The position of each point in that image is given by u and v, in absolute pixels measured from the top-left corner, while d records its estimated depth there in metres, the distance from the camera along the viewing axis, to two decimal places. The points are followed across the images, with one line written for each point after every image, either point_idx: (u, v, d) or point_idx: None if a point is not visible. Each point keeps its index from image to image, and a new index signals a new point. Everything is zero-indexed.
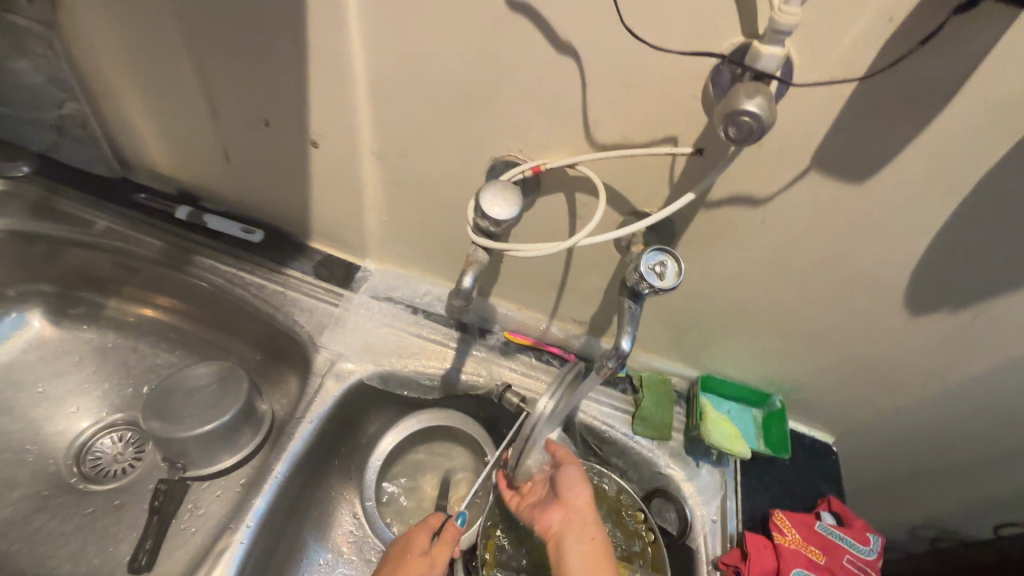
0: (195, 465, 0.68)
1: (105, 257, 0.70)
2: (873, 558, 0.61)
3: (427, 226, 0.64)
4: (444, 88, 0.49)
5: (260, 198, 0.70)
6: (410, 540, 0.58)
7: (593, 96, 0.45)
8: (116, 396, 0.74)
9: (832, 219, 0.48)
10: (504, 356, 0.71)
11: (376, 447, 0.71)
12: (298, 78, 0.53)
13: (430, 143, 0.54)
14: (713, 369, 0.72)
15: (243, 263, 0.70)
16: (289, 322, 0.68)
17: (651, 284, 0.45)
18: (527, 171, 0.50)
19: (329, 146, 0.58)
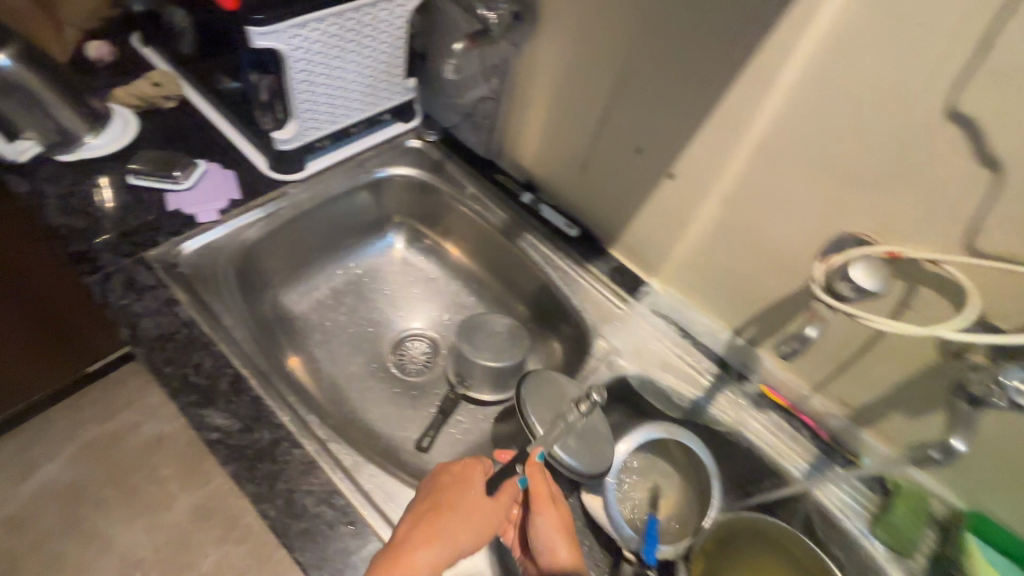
0: (474, 389, 0.84)
1: (462, 213, 0.92)
2: None
3: (735, 269, 0.72)
4: (834, 162, 0.56)
5: (591, 203, 0.84)
6: (469, 479, 0.58)
7: (999, 208, 0.48)
8: (430, 316, 0.95)
9: None
10: (754, 407, 0.75)
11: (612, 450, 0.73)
12: (694, 123, 0.64)
13: (787, 203, 0.62)
14: (990, 513, 0.65)
15: (558, 249, 0.86)
16: (580, 307, 0.82)
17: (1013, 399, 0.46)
18: (881, 254, 0.55)
19: (685, 180, 0.70)
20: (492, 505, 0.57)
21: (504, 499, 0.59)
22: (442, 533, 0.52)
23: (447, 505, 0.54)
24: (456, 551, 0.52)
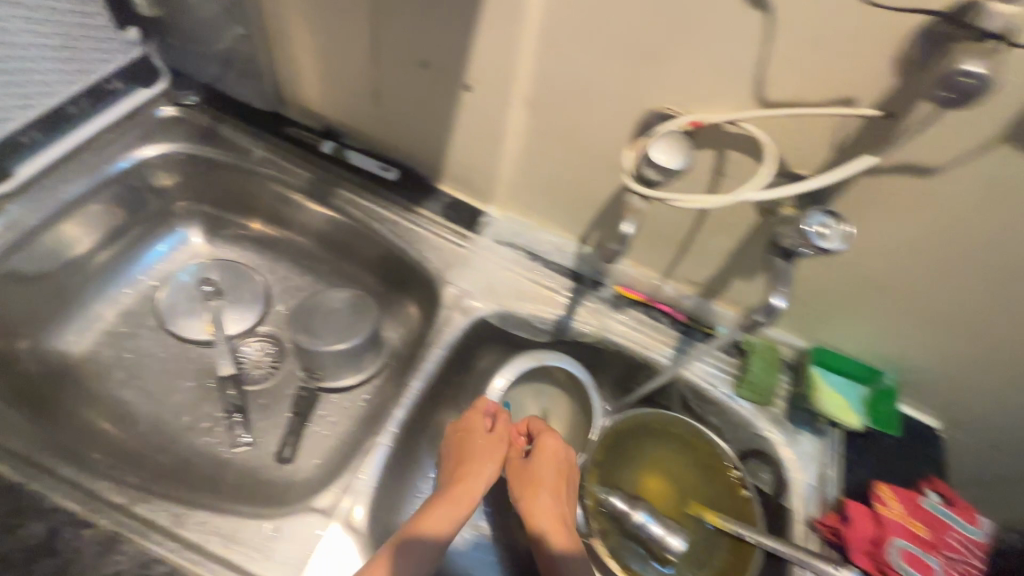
0: (330, 377, 0.76)
1: (256, 184, 0.77)
2: (981, 539, 0.60)
3: (561, 176, 0.67)
4: (620, 38, 0.50)
5: (401, 139, 0.74)
6: (468, 433, 0.64)
7: (774, 53, 0.45)
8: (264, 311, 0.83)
9: (1008, 200, 0.47)
10: (615, 310, 0.74)
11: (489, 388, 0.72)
12: (467, 19, 0.55)
13: (589, 93, 0.56)
14: (826, 343, 0.71)
15: (380, 199, 0.76)
16: (420, 258, 0.74)
17: (816, 245, 0.45)
18: (686, 125, 0.51)
19: (482, 89, 0.61)
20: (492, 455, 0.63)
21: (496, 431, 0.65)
22: (433, 516, 0.57)
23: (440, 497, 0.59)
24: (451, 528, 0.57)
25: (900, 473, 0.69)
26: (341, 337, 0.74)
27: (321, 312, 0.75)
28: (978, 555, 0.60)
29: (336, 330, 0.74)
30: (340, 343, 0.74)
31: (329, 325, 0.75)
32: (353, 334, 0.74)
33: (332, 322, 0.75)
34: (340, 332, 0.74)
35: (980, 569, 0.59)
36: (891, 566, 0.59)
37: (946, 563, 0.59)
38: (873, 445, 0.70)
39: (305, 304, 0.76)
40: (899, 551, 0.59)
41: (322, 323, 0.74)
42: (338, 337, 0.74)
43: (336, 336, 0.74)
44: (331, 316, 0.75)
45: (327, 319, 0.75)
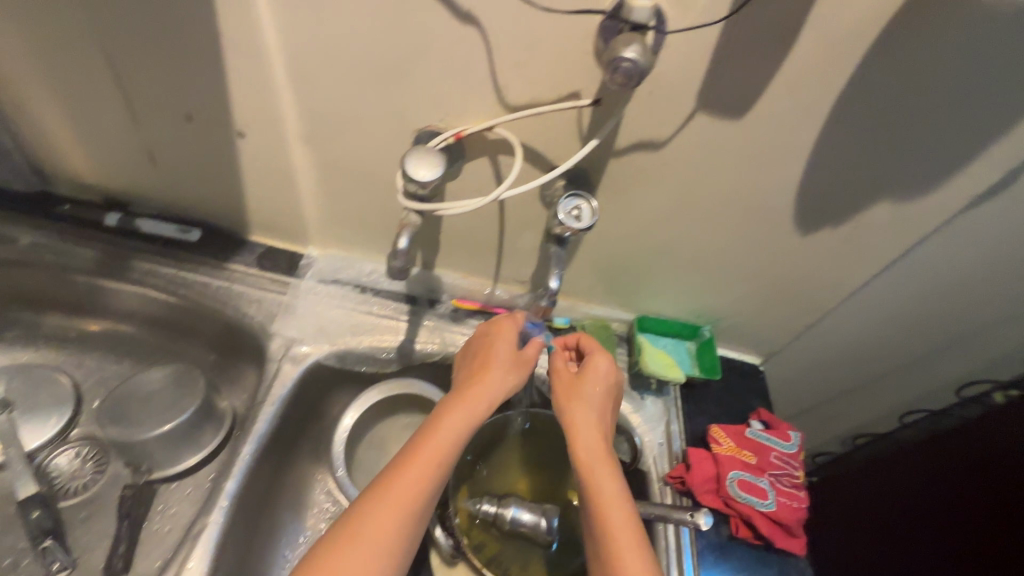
0: (161, 466, 0.68)
1: (61, 277, 0.70)
2: (795, 451, 0.69)
3: (364, 205, 0.67)
4: (363, 65, 0.52)
5: (194, 197, 0.70)
6: (485, 361, 0.58)
7: (499, 61, 0.49)
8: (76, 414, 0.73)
9: (724, 157, 0.55)
10: (455, 322, 0.75)
11: (338, 427, 0.71)
12: (213, 67, 0.54)
13: (357, 121, 0.57)
14: (647, 310, 0.78)
15: (183, 263, 0.71)
16: (239, 315, 0.70)
17: (571, 228, 0.50)
18: (450, 139, 0.54)
19: (256, 133, 0.60)
20: (483, 401, 0.55)
21: (500, 333, 0.61)
22: (422, 452, 0.50)
23: (435, 429, 0.52)
24: (433, 479, 0.50)
25: (732, 410, 0.76)
26: (164, 418, 0.67)
27: (137, 399, 0.68)
28: (797, 465, 0.68)
29: (156, 413, 0.67)
30: (164, 425, 0.67)
31: (148, 410, 0.67)
32: (177, 412, 0.67)
33: (151, 407, 0.68)
34: (161, 414, 0.67)
35: (801, 477, 0.67)
36: (731, 497, 0.65)
37: (774, 481, 0.66)
38: (706, 391, 0.77)
39: (117, 394, 0.68)
40: (735, 481, 0.65)
41: (139, 410, 0.67)
42: (160, 419, 0.67)
43: (158, 418, 0.67)
44: (150, 400, 0.68)
45: (144, 405, 0.68)
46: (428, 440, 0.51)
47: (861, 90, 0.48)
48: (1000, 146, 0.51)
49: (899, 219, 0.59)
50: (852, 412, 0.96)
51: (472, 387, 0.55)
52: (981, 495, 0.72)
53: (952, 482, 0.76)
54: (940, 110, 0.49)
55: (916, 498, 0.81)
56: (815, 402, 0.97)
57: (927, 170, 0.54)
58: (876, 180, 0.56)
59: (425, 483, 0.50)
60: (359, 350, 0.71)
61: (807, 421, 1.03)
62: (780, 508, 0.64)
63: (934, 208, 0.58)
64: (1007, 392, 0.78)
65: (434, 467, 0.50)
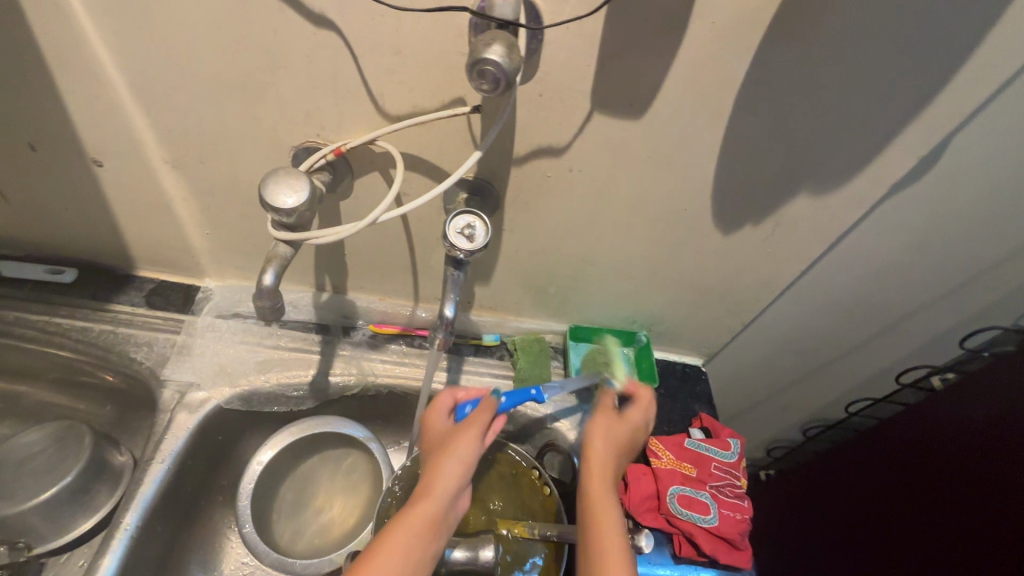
0: (43, 539, 0.61)
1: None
2: (736, 459, 0.65)
3: (254, 231, 0.61)
4: (218, 80, 0.46)
5: (62, 234, 0.63)
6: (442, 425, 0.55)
7: (369, 69, 0.44)
8: None
9: (630, 159, 0.51)
10: (373, 350, 0.69)
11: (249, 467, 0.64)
12: (45, 90, 0.47)
13: (225, 143, 0.51)
14: (580, 319, 0.74)
15: (56, 309, 0.64)
16: (125, 362, 0.63)
17: (462, 249, 0.45)
18: (330, 155, 0.49)
19: (114, 162, 0.53)
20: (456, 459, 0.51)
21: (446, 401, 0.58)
22: (404, 517, 0.47)
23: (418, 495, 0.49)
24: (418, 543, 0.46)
25: (674, 418, 0.73)
26: (42, 486, 0.60)
27: (9, 467, 0.61)
28: (739, 474, 0.65)
29: (32, 481, 0.60)
30: (42, 494, 0.59)
31: (21, 479, 0.60)
32: (58, 477, 0.60)
33: (25, 475, 0.60)
34: (36, 483, 0.60)
35: (743, 485, 0.64)
36: (673, 515, 0.61)
37: (716, 493, 0.63)
38: None
39: None
40: (676, 497, 0.62)
41: (11, 480, 0.60)
42: (36, 488, 0.60)
43: (34, 486, 0.60)
44: (25, 467, 0.60)
45: (17, 473, 0.60)
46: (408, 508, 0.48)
47: (761, 81, 0.45)
48: (911, 133, 0.49)
49: (819, 212, 0.57)
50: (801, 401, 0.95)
51: (438, 450, 0.53)
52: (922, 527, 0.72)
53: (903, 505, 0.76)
54: (845, 98, 0.46)
55: (892, 491, 0.79)
56: (763, 394, 0.96)
57: (840, 159, 0.52)
58: (791, 173, 0.53)
59: (412, 551, 0.45)
60: (265, 390, 0.65)
61: (758, 412, 1.01)
62: (723, 522, 0.61)
63: (852, 199, 0.55)
64: (944, 375, 0.78)
65: (415, 536, 0.46)
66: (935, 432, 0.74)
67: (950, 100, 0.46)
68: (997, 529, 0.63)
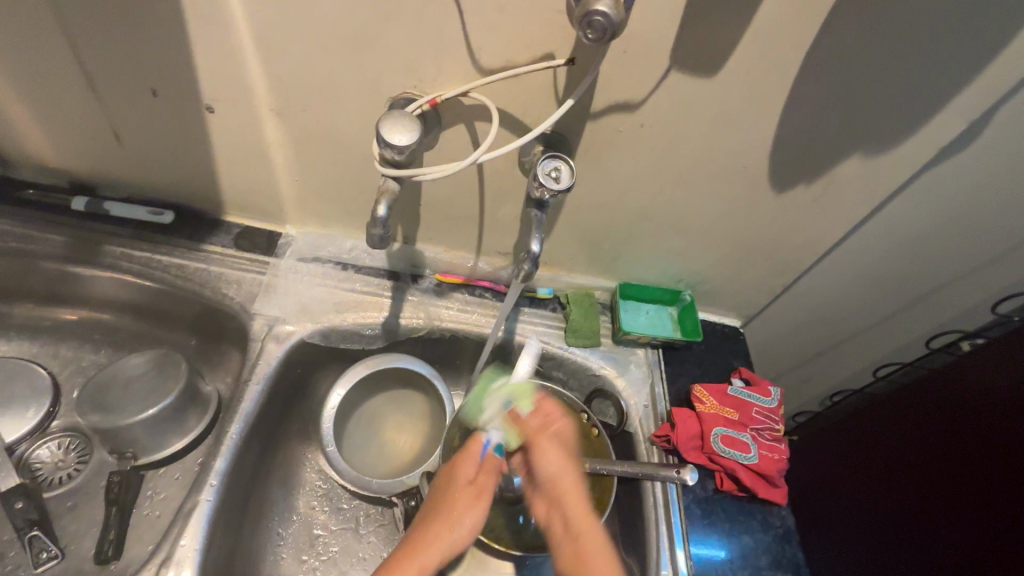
0: (147, 451, 0.68)
1: (29, 266, 0.69)
2: (776, 406, 0.70)
3: (340, 179, 0.66)
4: (333, 32, 0.51)
5: (164, 178, 0.69)
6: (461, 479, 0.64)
7: (471, 24, 0.49)
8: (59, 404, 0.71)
9: (699, 116, 0.56)
10: (439, 297, 0.75)
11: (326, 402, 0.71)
12: (177, 39, 0.53)
13: (329, 93, 0.57)
14: (628, 277, 0.79)
15: (158, 246, 0.70)
16: (219, 296, 0.69)
17: (550, 189, 0.50)
18: (425, 105, 0.54)
19: (226, 108, 0.59)
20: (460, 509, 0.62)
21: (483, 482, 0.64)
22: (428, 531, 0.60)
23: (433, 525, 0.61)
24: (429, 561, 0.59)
25: (714, 371, 0.78)
26: (148, 404, 0.66)
27: (117, 386, 0.67)
28: (777, 419, 0.70)
29: (139, 399, 0.67)
30: (148, 410, 0.66)
31: (131, 397, 0.67)
32: (163, 398, 0.67)
33: (134, 394, 0.67)
34: (143, 401, 0.66)
35: (781, 430, 0.69)
36: (715, 452, 0.67)
37: (756, 435, 0.68)
38: (689, 353, 0.79)
39: (97, 382, 0.68)
40: (719, 437, 0.67)
41: (122, 398, 0.67)
42: (143, 405, 0.66)
43: (142, 403, 0.66)
44: (133, 387, 0.68)
45: (126, 391, 0.67)
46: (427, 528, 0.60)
47: (829, 44, 0.49)
48: (964, 97, 0.52)
49: (869, 175, 0.61)
50: (829, 367, 0.99)
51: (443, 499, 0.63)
52: (921, 505, 0.77)
53: (902, 489, 0.81)
54: (905, 62, 0.50)
55: (910, 457, 0.81)
56: (792, 360, 1.00)
57: (895, 122, 0.55)
58: (847, 135, 0.57)
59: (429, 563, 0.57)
60: (343, 327, 0.71)
61: (786, 378, 1.06)
62: (762, 461, 0.67)
63: (902, 162, 0.59)
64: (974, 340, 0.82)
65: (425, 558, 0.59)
66: (959, 400, 0.76)
67: (1004, 65, 0.49)
68: (1007, 484, 0.67)
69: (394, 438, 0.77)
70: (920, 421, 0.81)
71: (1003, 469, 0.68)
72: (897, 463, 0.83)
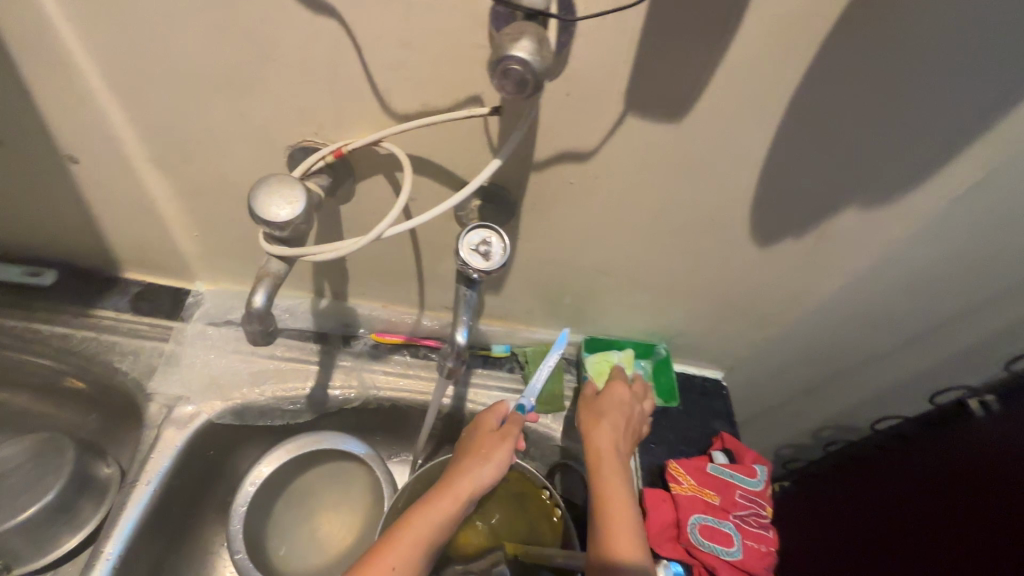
0: (23, 560, 0.57)
1: None
2: (763, 488, 0.61)
3: (247, 234, 0.56)
4: (201, 72, 0.40)
5: (38, 234, 0.58)
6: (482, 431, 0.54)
7: (372, 63, 0.39)
8: None
9: (663, 165, 0.46)
10: (375, 361, 0.65)
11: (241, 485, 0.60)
12: (10, 82, 0.42)
13: (213, 141, 0.46)
14: (595, 330, 0.69)
15: (34, 314, 0.59)
16: (110, 372, 0.59)
17: (476, 267, 0.40)
18: (329, 157, 0.44)
19: (90, 159, 0.48)
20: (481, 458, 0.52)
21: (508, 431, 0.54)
22: (448, 489, 0.49)
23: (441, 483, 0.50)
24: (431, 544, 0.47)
25: (694, 437, 0.68)
26: (21, 505, 0.55)
27: None
28: (764, 503, 0.61)
29: (10, 499, 0.55)
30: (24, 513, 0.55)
31: (0, 497, 0.55)
32: (47, 493, 0.57)
33: (4, 491, 0.56)
34: (15, 503, 0.55)
35: (768, 516, 0.60)
36: (694, 546, 0.57)
37: (739, 523, 0.59)
38: (665, 416, 0.69)
39: None
40: (697, 527, 0.58)
41: None
42: (14, 507, 0.55)
43: (14, 504, 0.55)
44: (3, 484, 0.56)
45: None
46: (447, 485, 0.50)
47: (821, 83, 0.39)
48: (983, 143, 0.43)
49: (868, 226, 0.52)
50: (821, 411, 0.91)
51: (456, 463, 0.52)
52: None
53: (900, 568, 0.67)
54: (914, 106, 0.41)
55: (896, 526, 0.71)
56: (781, 404, 0.91)
57: (900, 170, 0.46)
58: (842, 184, 0.47)
59: (433, 519, 0.48)
60: (260, 404, 0.61)
61: (774, 420, 0.97)
62: (747, 555, 0.57)
63: (907, 212, 0.50)
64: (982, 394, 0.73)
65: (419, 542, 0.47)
66: (956, 464, 0.67)
67: None
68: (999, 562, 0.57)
69: (331, 522, 0.67)
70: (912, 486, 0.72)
71: (1004, 505, 0.59)
72: (883, 541, 0.72)
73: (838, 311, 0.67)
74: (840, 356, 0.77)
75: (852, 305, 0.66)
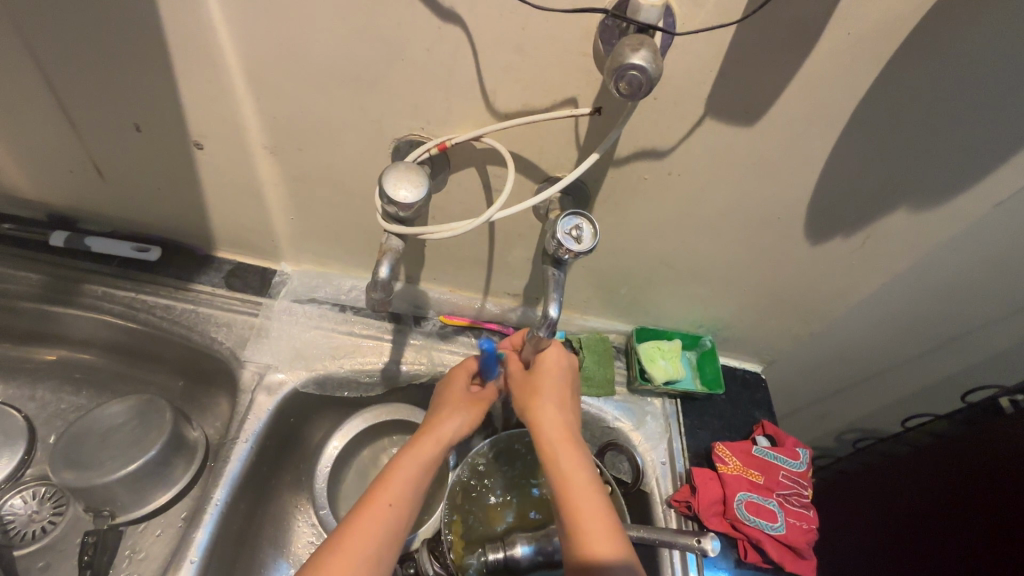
0: (125, 509, 0.63)
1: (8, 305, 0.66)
2: (804, 469, 0.66)
3: (340, 218, 0.62)
4: (332, 71, 0.46)
5: (150, 213, 0.64)
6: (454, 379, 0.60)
7: (487, 66, 0.44)
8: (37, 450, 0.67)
9: (732, 164, 0.51)
10: (443, 341, 0.70)
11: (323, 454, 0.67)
12: (162, 75, 0.48)
13: (328, 132, 0.52)
14: (644, 321, 0.74)
15: (143, 286, 0.65)
16: (207, 341, 0.64)
17: (570, 250, 0.45)
18: (433, 149, 0.49)
19: (214, 144, 0.54)
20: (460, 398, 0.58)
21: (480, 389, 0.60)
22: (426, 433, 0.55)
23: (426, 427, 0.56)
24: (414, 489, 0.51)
25: (736, 424, 0.73)
26: (128, 459, 0.61)
27: (97, 436, 0.63)
28: (806, 484, 0.65)
29: (117, 453, 0.62)
30: (129, 466, 0.61)
31: (111, 451, 0.62)
32: (147, 451, 0.62)
33: (114, 445, 0.62)
34: (123, 457, 0.61)
35: (810, 496, 0.65)
36: (739, 520, 0.62)
37: (783, 501, 0.64)
38: (709, 404, 0.74)
39: (74, 431, 0.63)
40: (743, 503, 0.62)
41: (100, 451, 0.62)
42: (122, 460, 0.61)
43: (122, 458, 0.61)
44: (112, 440, 0.63)
45: (106, 443, 0.62)
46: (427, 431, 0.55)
47: (883, 93, 0.44)
48: None
49: (915, 227, 0.56)
50: (851, 409, 0.94)
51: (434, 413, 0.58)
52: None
53: (966, 556, 0.67)
54: (967, 116, 0.45)
55: (947, 519, 0.71)
56: (812, 402, 0.95)
57: (949, 175, 0.51)
58: (894, 187, 0.52)
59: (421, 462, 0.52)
60: (339, 375, 0.66)
61: (804, 418, 1.01)
62: (790, 531, 0.62)
63: (954, 216, 0.54)
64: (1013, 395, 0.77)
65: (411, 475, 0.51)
66: (1001, 454, 0.67)
67: None
68: None
69: None
70: (957, 478, 0.72)
71: None
72: (937, 534, 0.72)
73: (877, 310, 0.71)
74: (874, 355, 0.81)
75: (891, 304, 0.70)
